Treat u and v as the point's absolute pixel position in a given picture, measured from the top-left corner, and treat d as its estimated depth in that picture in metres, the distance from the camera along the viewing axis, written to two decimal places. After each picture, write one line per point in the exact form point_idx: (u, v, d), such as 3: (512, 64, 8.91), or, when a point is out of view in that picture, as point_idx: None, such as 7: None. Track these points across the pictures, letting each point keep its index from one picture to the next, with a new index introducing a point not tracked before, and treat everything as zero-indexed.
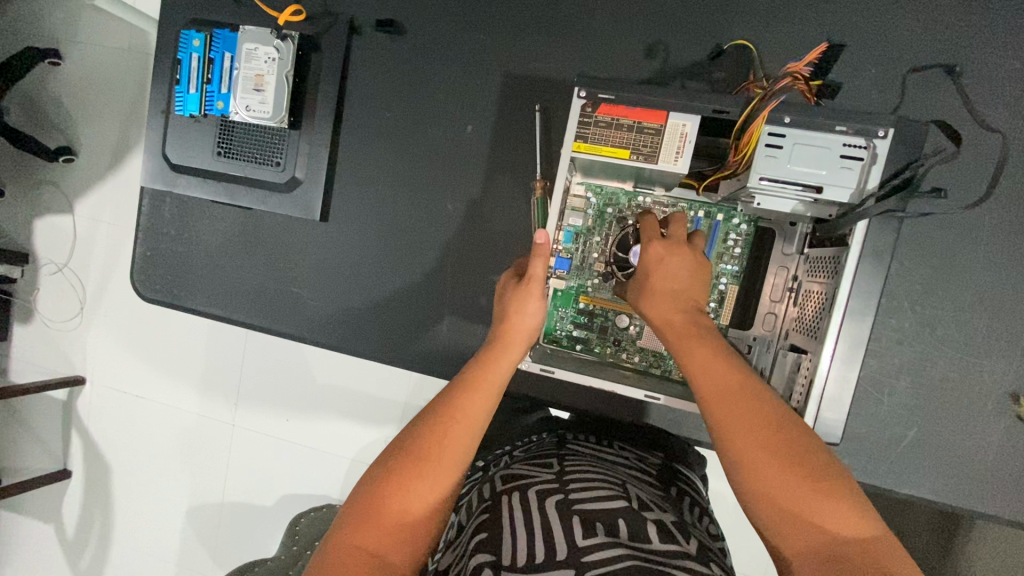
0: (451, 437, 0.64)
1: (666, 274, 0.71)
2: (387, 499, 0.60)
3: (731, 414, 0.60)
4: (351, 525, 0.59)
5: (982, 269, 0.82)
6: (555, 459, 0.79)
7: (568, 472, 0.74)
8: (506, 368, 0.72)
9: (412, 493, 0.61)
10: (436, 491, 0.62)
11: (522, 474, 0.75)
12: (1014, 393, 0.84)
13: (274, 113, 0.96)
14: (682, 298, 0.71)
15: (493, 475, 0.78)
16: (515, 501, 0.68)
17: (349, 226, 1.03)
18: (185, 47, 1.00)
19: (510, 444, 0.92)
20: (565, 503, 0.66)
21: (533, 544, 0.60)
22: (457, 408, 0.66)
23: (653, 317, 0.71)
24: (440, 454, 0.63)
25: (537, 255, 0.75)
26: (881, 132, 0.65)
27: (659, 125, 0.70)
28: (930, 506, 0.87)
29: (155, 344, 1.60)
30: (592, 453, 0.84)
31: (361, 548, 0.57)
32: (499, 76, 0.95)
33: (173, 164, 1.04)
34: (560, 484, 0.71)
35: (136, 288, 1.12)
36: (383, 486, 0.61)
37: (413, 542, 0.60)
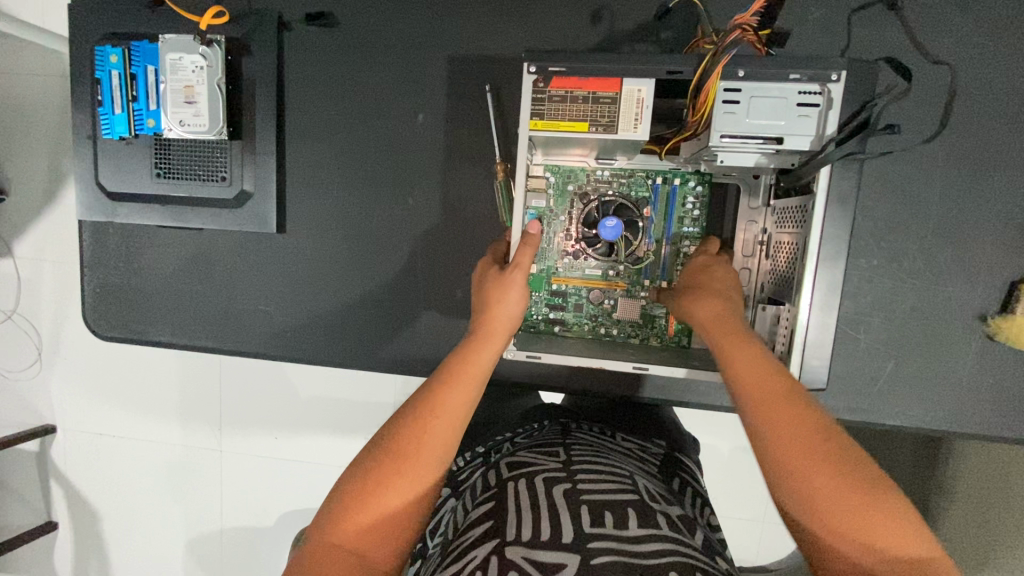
0: (430, 432, 0.62)
1: (718, 278, 0.74)
2: (364, 500, 0.59)
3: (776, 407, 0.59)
4: (331, 524, 0.58)
5: (942, 199, 0.84)
6: (561, 448, 0.79)
7: (575, 462, 0.73)
8: (487, 359, 0.69)
9: (389, 492, 0.59)
10: (415, 490, 0.60)
11: (527, 461, 0.74)
12: (982, 314, 0.86)
13: (211, 126, 0.91)
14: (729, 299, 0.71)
15: (498, 461, 0.78)
16: (521, 488, 0.67)
17: (309, 232, 0.99)
18: (101, 64, 0.92)
19: (511, 432, 0.93)
20: (573, 492, 0.66)
21: (538, 524, 0.61)
22: (436, 404, 0.64)
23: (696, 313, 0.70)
24: (418, 452, 0.61)
25: (525, 245, 0.75)
26: (834, 76, 0.64)
27: (615, 93, 0.68)
28: (913, 431, 0.90)
29: (125, 380, 1.53)
30: (597, 442, 0.84)
31: (339, 548, 0.57)
32: (445, 60, 0.91)
33: (109, 191, 0.98)
34: (567, 473, 0.70)
35: (90, 327, 1.05)
36: (361, 484, 0.59)
37: (393, 539, 0.59)
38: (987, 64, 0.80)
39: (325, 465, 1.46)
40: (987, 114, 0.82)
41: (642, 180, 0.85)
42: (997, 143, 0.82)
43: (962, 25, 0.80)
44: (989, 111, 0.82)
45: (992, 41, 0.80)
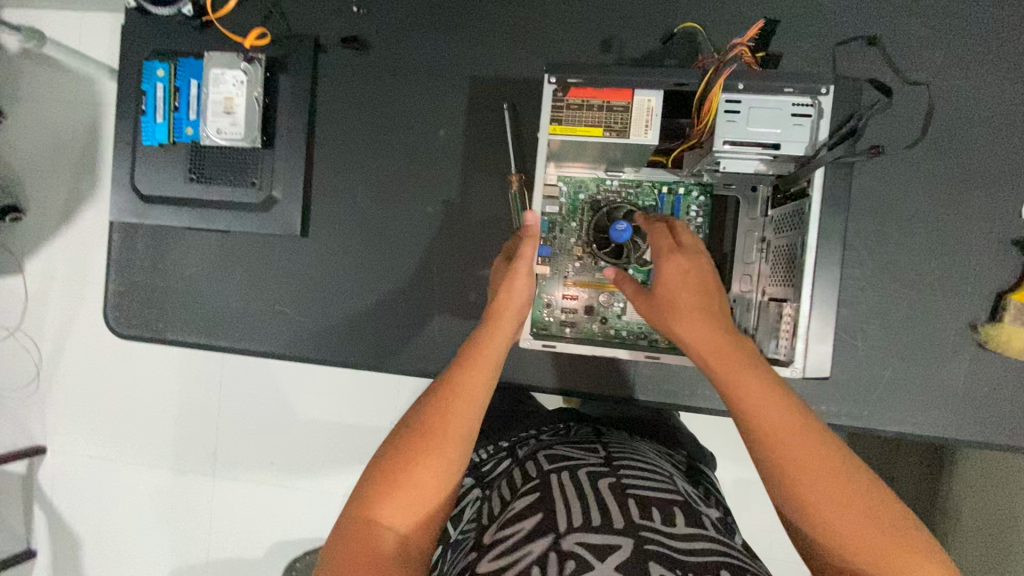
0: (453, 411, 0.65)
1: (688, 284, 0.71)
2: (397, 477, 0.60)
3: (798, 443, 0.58)
4: (368, 498, 0.59)
5: (926, 213, 0.91)
6: (599, 446, 0.82)
7: (615, 460, 0.76)
8: (500, 343, 0.73)
9: (420, 469, 0.61)
10: (446, 467, 0.62)
11: (567, 457, 0.77)
12: (972, 322, 0.91)
13: (246, 134, 0.97)
14: (708, 309, 0.69)
15: (535, 454, 0.81)
16: (564, 479, 0.70)
17: (331, 238, 1.04)
18: (148, 77, 1.00)
19: (536, 430, 0.97)
20: (619, 485, 0.68)
21: (589, 513, 0.62)
22: (458, 383, 0.67)
23: (689, 342, 0.67)
24: (445, 430, 0.63)
25: (529, 238, 0.81)
26: (824, 90, 0.72)
27: (627, 102, 0.75)
28: (913, 437, 0.93)
29: (125, 394, 1.53)
30: (630, 445, 0.87)
31: (376, 523, 0.58)
32: (466, 81, 0.99)
33: (143, 195, 1.03)
34: (609, 469, 0.73)
35: (110, 326, 1.07)
36: (394, 462, 0.61)
37: (428, 518, 0.61)
38: (958, 93, 0.89)
39: (325, 488, 1.44)
40: (963, 137, 0.90)
41: (649, 190, 0.91)
42: (973, 163, 0.90)
43: (935, 57, 0.89)
44: (966, 137, 0.89)
45: (963, 74, 0.89)
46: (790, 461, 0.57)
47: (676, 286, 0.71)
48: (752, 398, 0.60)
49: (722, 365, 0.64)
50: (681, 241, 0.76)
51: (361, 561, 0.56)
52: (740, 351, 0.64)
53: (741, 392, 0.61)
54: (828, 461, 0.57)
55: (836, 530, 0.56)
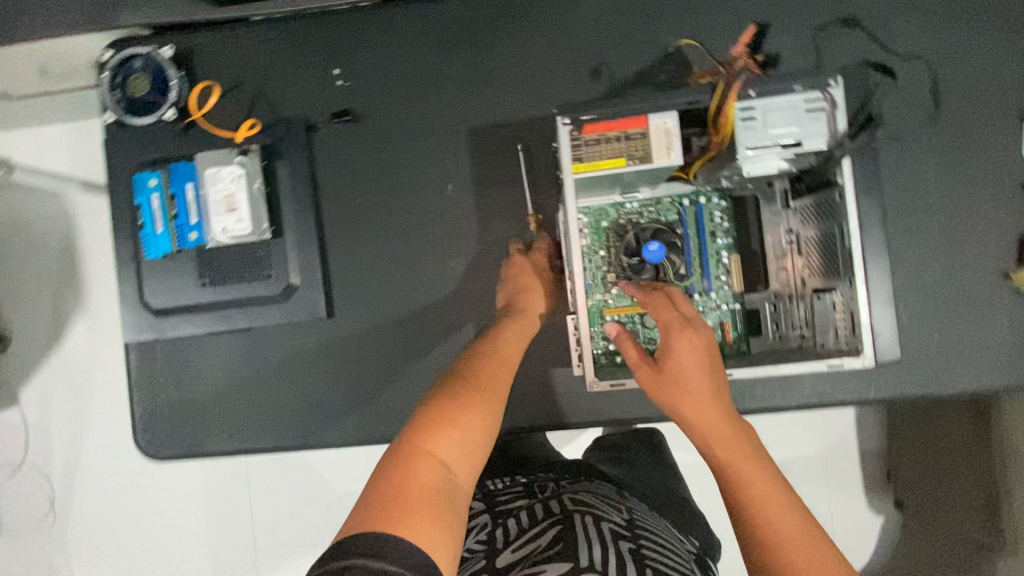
0: (497, 376, 0.77)
1: (695, 364, 0.74)
2: (451, 412, 0.68)
3: (790, 548, 0.63)
4: (424, 435, 0.65)
5: (937, 174, 0.93)
6: (624, 507, 0.83)
7: (636, 525, 0.77)
8: (522, 337, 0.87)
9: (472, 411, 0.69)
10: (490, 416, 0.71)
11: (593, 505, 0.80)
12: (1004, 270, 0.93)
13: (254, 228, 0.94)
14: (715, 391, 0.73)
15: (559, 496, 0.84)
16: (588, 524, 0.73)
17: (356, 314, 1.00)
18: (141, 191, 0.97)
19: (555, 475, 0.99)
20: (638, 550, 0.69)
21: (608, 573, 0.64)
22: (495, 359, 0.80)
23: (693, 420, 0.72)
24: (492, 385, 0.75)
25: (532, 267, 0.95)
26: (833, 82, 0.73)
27: (644, 128, 0.75)
28: (973, 394, 0.93)
29: (156, 511, 1.46)
30: (652, 519, 0.85)
31: (429, 455, 0.64)
32: (464, 132, 0.99)
33: (156, 309, 0.99)
34: (630, 533, 0.74)
35: (142, 450, 1.03)
36: (450, 404, 0.69)
37: (473, 459, 0.67)
38: (941, 56, 0.92)
39: None
40: (954, 96, 0.92)
41: (669, 204, 0.91)
42: (970, 119, 0.92)
43: (913, 26, 0.92)
44: (957, 95, 0.92)
45: (941, 37, 0.92)
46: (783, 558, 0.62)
47: (683, 367, 0.74)
48: (753, 494, 0.66)
49: (727, 460, 0.70)
50: (684, 311, 0.77)
51: (415, 493, 0.59)
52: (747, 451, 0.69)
53: (744, 490, 0.67)
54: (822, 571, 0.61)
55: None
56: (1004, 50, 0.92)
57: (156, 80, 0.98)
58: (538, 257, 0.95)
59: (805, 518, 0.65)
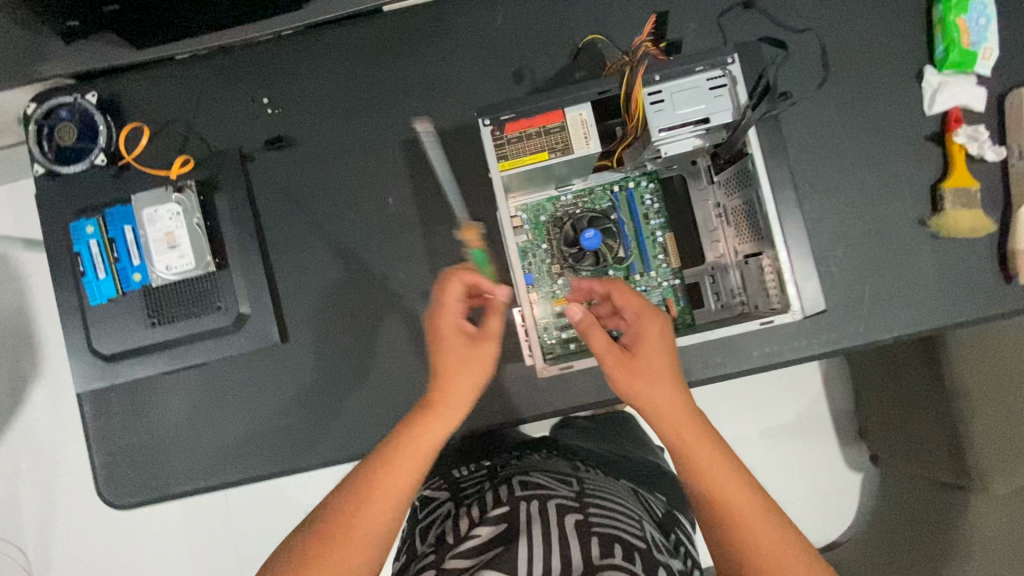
0: (405, 454, 0.71)
1: (654, 343, 0.74)
2: (347, 515, 0.67)
3: (743, 507, 0.65)
4: (291, 564, 0.64)
5: (846, 137, 0.99)
6: (575, 479, 0.87)
7: (587, 495, 0.81)
8: (462, 385, 0.76)
9: (369, 505, 0.67)
10: (393, 500, 0.69)
11: (542, 486, 0.83)
12: (921, 218, 0.98)
13: (197, 261, 0.95)
14: (675, 374, 0.73)
15: (511, 479, 0.87)
16: (533, 512, 0.75)
17: (311, 336, 1.01)
18: (79, 238, 0.97)
19: (516, 454, 1.04)
20: (586, 522, 0.73)
21: (549, 562, 0.66)
22: (415, 430, 0.73)
23: (656, 402, 0.71)
24: (397, 469, 0.70)
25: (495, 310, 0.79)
26: (730, 59, 0.77)
27: (561, 122, 0.78)
28: (910, 338, 0.98)
29: (137, 567, 1.41)
30: (607, 482, 0.90)
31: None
32: (398, 146, 1.01)
33: (107, 355, 0.99)
34: (579, 504, 0.77)
35: (106, 501, 1.00)
36: (350, 495, 0.68)
37: (372, 551, 0.66)
38: (835, 27, 0.98)
39: None
40: (852, 63, 0.99)
41: (602, 193, 0.95)
42: (869, 83, 0.99)
43: (806, 3, 0.98)
44: (854, 62, 0.99)
45: (833, 10, 0.98)
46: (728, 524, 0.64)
47: (648, 355, 0.74)
48: (713, 471, 0.67)
49: (681, 439, 0.70)
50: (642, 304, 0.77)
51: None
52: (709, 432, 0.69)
53: (697, 462, 0.68)
54: (770, 532, 0.63)
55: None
56: (890, 17, 0.99)
57: (82, 127, 0.98)
58: (494, 322, 0.79)
59: (754, 490, 0.66)
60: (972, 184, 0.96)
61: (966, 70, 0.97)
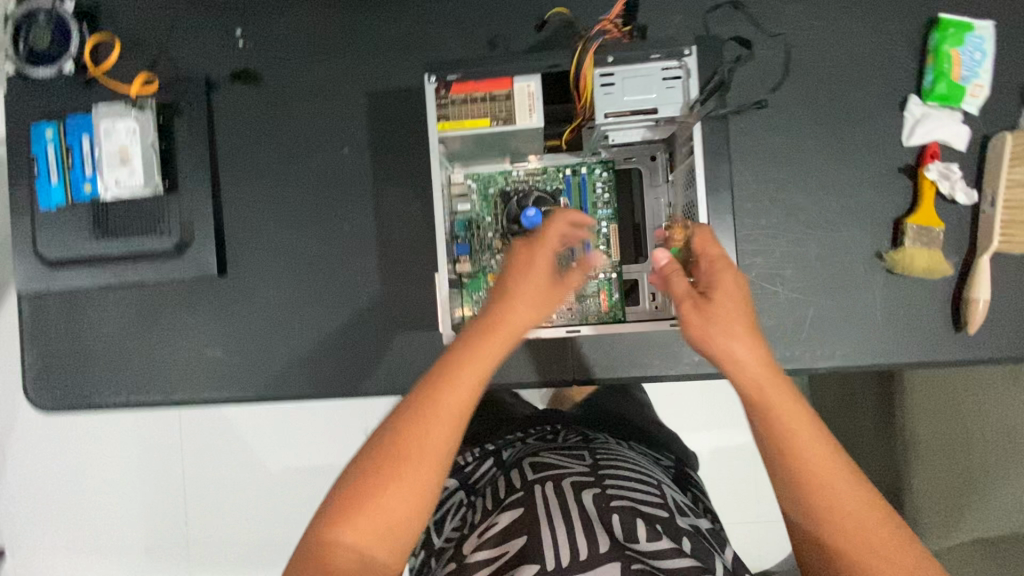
0: (433, 432, 0.61)
1: (724, 289, 0.69)
2: (361, 501, 0.59)
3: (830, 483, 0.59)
4: (331, 520, 0.59)
5: (815, 156, 0.96)
6: (585, 452, 0.95)
7: (600, 466, 0.90)
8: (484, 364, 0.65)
9: (389, 491, 0.59)
10: (416, 492, 0.60)
11: (556, 464, 0.90)
12: (878, 251, 0.96)
13: (146, 181, 0.95)
14: (747, 322, 0.67)
15: (522, 463, 0.95)
16: (548, 494, 0.83)
17: (252, 273, 1.02)
18: (37, 140, 0.97)
19: (523, 434, 1.11)
20: (604, 498, 0.81)
21: (574, 541, 0.74)
22: (433, 405, 0.62)
23: (738, 354, 0.65)
24: (420, 452, 0.60)
25: (557, 216, 0.75)
26: (688, 51, 0.75)
27: (507, 91, 0.77)
28: (846, 371, 0.96)
29: (80, 475, 1.45)
30: (619, 450, 0.98)
31: (340, 543, 0.58)
32: (363, 98, 1.00)
33: (49, 261, 1.00)
34: (596, 479, 0.86)
35: (32, 403, 1.03)
36: (363, 483, 0.60)
37: (393, 540, 0.59)
38: (822, 41, 0.95)
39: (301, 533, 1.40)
40: (834, 81, 0.95)
41: (555, 174, 0.94)
42: (849, 103, 0.95)
43: (796, 11, 0.95)
44: (836, 80, 0.95)
45: (824, 23, 0.95)
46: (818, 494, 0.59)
47: (722, 300, 0.69)
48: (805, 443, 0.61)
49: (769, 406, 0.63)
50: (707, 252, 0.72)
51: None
52: (790, 390, 0.63)
53: (790, 435, 0.61)
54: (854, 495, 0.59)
55: (858, 570, 0.58)
56: (882, 39, 0.95)
57: (56, 34, 0.98)
58: (518, 244, 0.75)
59: (843, 459, 0.61)
60: (937, 225, 0.92)
61: (951, 104, 0.93)
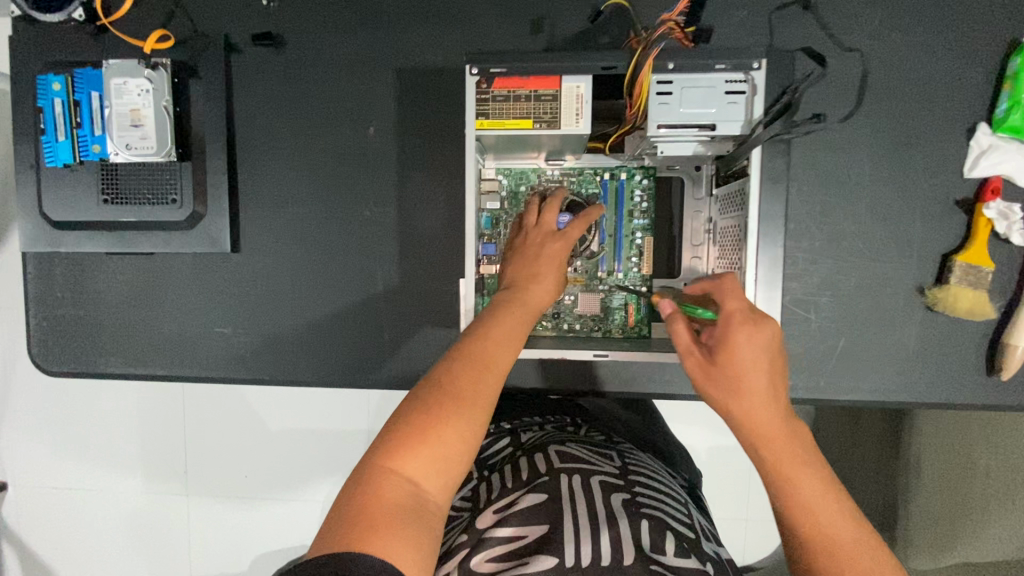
0: (483, 382, 0.64)
1: (746, 355, 0.60)
2: (417, 432, 0.60)
3: (846, 558, 0.56)
4: (389, 450, 0.59)
5: (868, 180, 0.90)
6: (613, 455, 0.87)
7: (629, 472, 0.81)
8: (518, 330, 0.69)
9: (447, 427, 0.60)
10: (464, 436, 0.61)
11: (582, 460, 0.81)
12: (920, 286, 0.91)
13: (159, 147, 0.90)
14: (771, 391, 0.60)
15: (546, 449, 0.85)
16: (575, 486, 0.75)
17: (266, 251, 0.98)
18: (43, 93, 0.91)
19: (538, 420, 1.03)
20: (632, 503, 0.73)
21: (599, 547, 0.65)
22: (487, 355, 0.66)
23: (746, 426, 0.60)
24: (472, 397, 0.63)
25: (580, 219, 0.78)
26: (756, 64, 0.69)
27: (555, 90, 0.71)
28: (870, 405, 0.94)
29: (79, 427, 1.44)
30: (645, 462, 0.89)
31: (395, 473, 0.58)
32: (393, 74, 0.93)
33: (54, 222, 0.95)
34: (625, 484, 0.77)
35: (37, 364, 1.01)
36: (420, 417, 0.61)
37: (443, 476, 0.60)
38: (892, 56, 0.88)
39: (300, 501, 1.40)
40: (899, 100, 0.89)
41: (591, 177, 0.88)
42: (911, 126, 0.89)
43: (868, 19, 0.88)
44: (902, 99, 0.89)
45: (896, 35, 0.88)
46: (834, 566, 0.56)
47: (744, 366, 0.60)
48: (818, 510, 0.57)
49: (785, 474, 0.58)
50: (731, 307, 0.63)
51: (382, 514, 0.56)
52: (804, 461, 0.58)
53: (802, 502, 0.57)
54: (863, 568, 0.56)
55: None
56: (958, 58, 0.88)
57: None
58: (534, 236, 0.78)
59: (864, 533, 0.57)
60: (986, 265, 0.87)
61: None
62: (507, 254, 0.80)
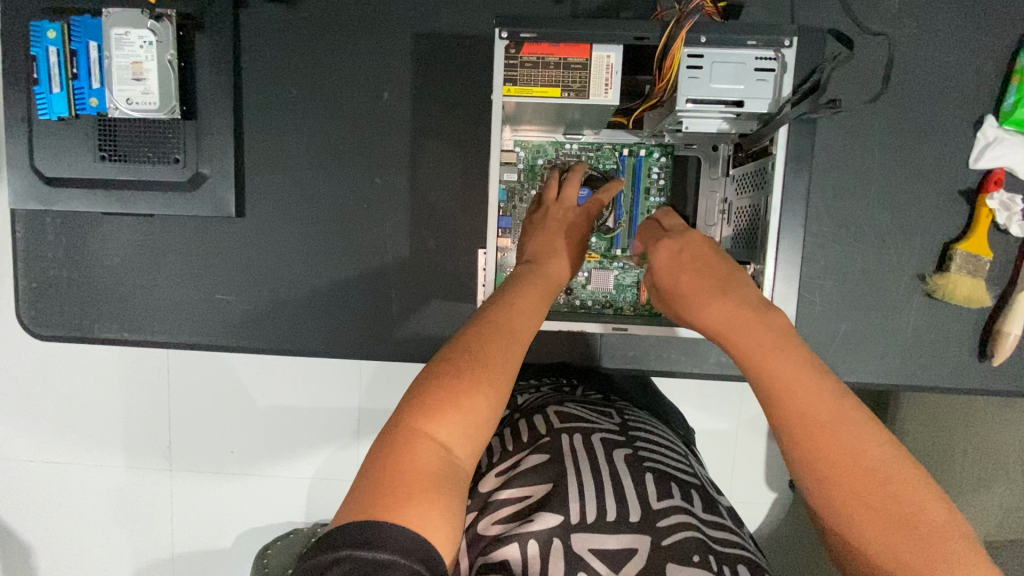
0: (511, 345, 0.59)
1: (683, 262, 0.62)
2: (442, 394, 0.55)
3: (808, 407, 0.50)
4: (421, 412, 0.54)
5: (878, 167, 0.92)
6: (613, 410, 0.78)
7: (631, 429, 0.73)
8: (536, 296, 0.66)
9: (477, 392, 0.56)
10: (496, 398, 0.57)
11: (580, 416, 0.73)
12: (921, 273, 0.94)
13: (162, 104, 0.86)
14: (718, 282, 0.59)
15: (543, 409, 0.76)
16: (576, 446, 0.67)
17: (269, 217, 0.95)
18: (38, 40, 0.86)
19: (533, 382, 0.95)
20: (637, 459, 0.66)
21: (603, 501, 0.60)
22: (513, 317, 0.62)
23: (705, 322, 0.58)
24: (500, 358, 0.58)
25: (608, 189, 0.79)
26: (788, 42, 0.69)
27: (584, 58, 0.70)
28: (866, 387, 0.96)
29: (59, 396, 1.39)
30: (643, 415, 0.82)
31: (427, 438, 0.54)
32: (410, 38, 0.91)
33: (47, 177, 0.90)
34: (626, 438, 0.70)
35: (25, 328, 0.97)
36: (451, 382, 0.56)
37: (475, 440, 0.56)
38: (908, 45, 0.90)
39: (289, 477, 1.38)
40: (913, 89, 0.90)
41: (610, 152, 0.88)
42: (922, 115, 0.91)
43: (887, 7, 0.89)
44: (915, 88, 0.90)
45: (913, 24, 0.89)
46: (797, 420, 0.50)
47: (682, 271, 0.62)
48: (775, 365, 0.52)
49: (739, 340, 0.54)
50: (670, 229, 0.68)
51: (414, 479, 0.51)
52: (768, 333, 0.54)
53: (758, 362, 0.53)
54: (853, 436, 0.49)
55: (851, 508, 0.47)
56: (971, 50, 0.90)
57: None
58: (558, 209, 0.78)
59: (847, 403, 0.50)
60: (986, 254, 0.90)
61: None
62: (529, 223, 0.79)
